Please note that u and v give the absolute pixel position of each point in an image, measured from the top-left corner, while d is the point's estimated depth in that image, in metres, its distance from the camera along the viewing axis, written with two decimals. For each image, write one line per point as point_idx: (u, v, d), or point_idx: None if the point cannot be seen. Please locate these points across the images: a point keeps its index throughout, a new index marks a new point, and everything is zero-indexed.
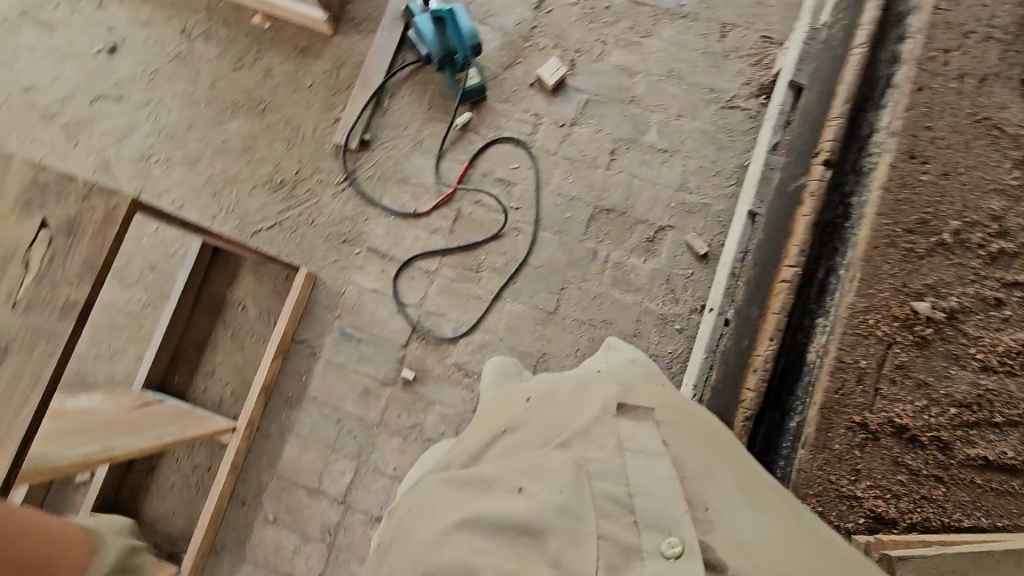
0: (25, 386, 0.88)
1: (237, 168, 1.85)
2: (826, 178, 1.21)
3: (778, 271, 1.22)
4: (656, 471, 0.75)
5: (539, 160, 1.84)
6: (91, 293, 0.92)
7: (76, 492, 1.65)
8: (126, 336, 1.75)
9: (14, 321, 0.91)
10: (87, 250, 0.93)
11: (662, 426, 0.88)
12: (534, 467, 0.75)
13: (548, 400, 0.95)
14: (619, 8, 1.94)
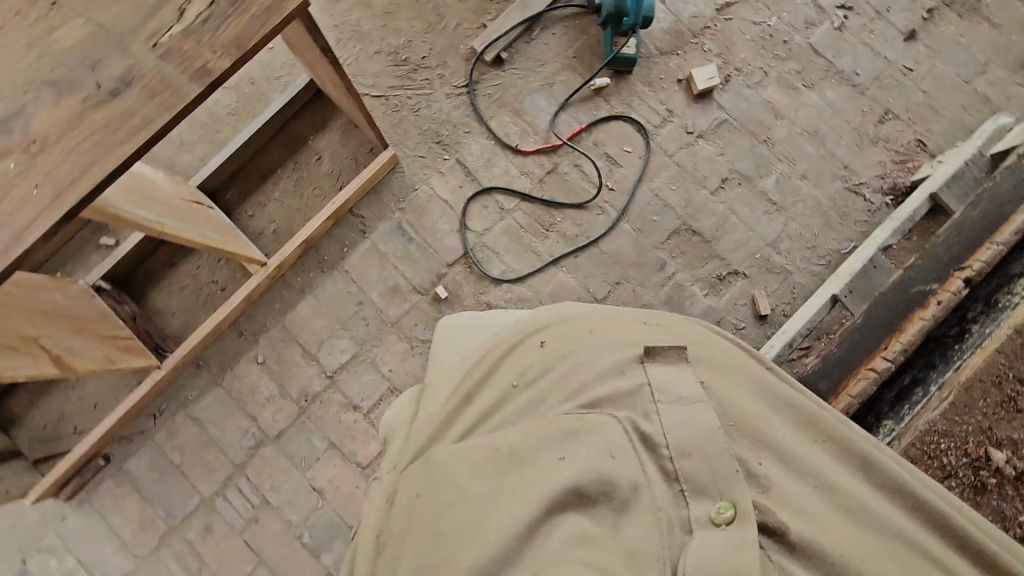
0: (132, 125, 0.86)
1: (369, 26, 1.81)
2: (961, 294, 1.08)
3: (869, 359, 1.09)
4: (690, 419, 0.71)
5: (653, 155, 1.78)
6: (229, 69, 0.89)
7: (96, 252, 1.66)
8: (201, 133, 1.73)
9: (148, 61, 0.88)
10: (243, 26, 0.89)
11: (698, 364, 0.79)
12: (572, 431, 0.71)
13: (570, 340, 0.85)
14: (796, 48, 1.86)
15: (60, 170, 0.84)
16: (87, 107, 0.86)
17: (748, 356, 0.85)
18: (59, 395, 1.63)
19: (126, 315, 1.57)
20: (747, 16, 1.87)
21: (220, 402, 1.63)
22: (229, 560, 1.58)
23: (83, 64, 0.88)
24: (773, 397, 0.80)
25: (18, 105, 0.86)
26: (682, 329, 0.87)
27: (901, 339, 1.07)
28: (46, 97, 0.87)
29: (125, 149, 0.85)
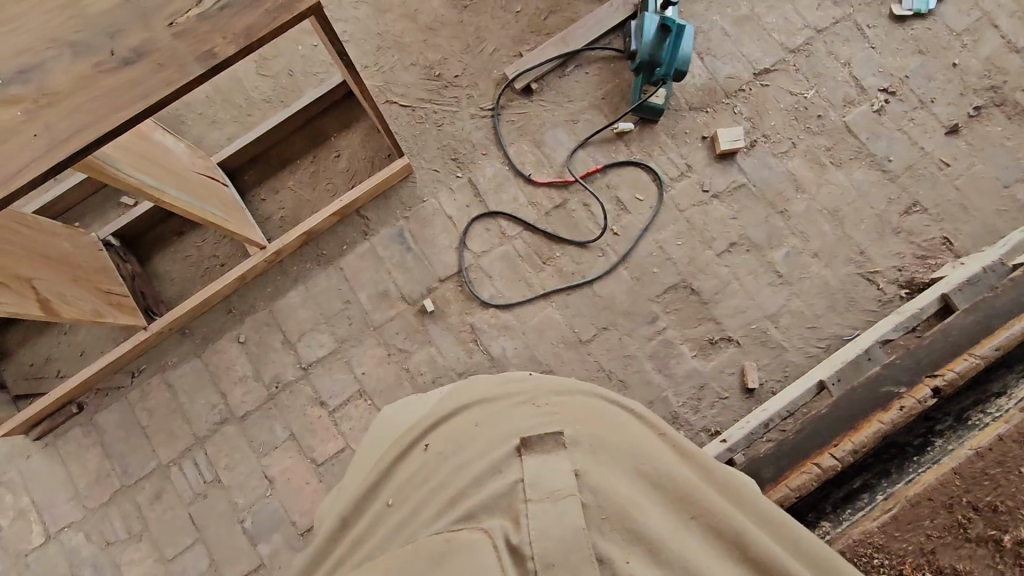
0: (135, 95, 0.91)
1: (410, 39, 1.86)
2: (928, 403, 1.03)
3: (817, 455, 1.05)
4: (560, 520, 0.66)
5: (664, 207, 1.77)
6: (234, 57, 0.94)
7: (113, 209, 1.73)
8: (233, 114, 1.81)
9: (162, 39, 0.93)
10: (255, 20, 0.94)
11: (574, 452, 0.77)
12: (438, 559, 0.65)
13: (455, 439, 0.86)
14: (830, 125, 1.83)
15: (61, 126, 0.90)
16: (98, 71, 0.92)
17: (631, 434, 0.85)
18: (51, 338, 1.70)
19: (125, 274, 1.63)
20: (785, 85, 1.84)
21: (196, 373, 1.67)
22: (171, 530, 1.60)
23: (103, 32, 0.94)
24: (652, 481, 0.78)
25: (38, 61, 0.93)
26: (569, 411, 0.87)
27: (855, 441, 1.02)
28: (63, 57, 0.93)
29: (123, 116, 0.91)
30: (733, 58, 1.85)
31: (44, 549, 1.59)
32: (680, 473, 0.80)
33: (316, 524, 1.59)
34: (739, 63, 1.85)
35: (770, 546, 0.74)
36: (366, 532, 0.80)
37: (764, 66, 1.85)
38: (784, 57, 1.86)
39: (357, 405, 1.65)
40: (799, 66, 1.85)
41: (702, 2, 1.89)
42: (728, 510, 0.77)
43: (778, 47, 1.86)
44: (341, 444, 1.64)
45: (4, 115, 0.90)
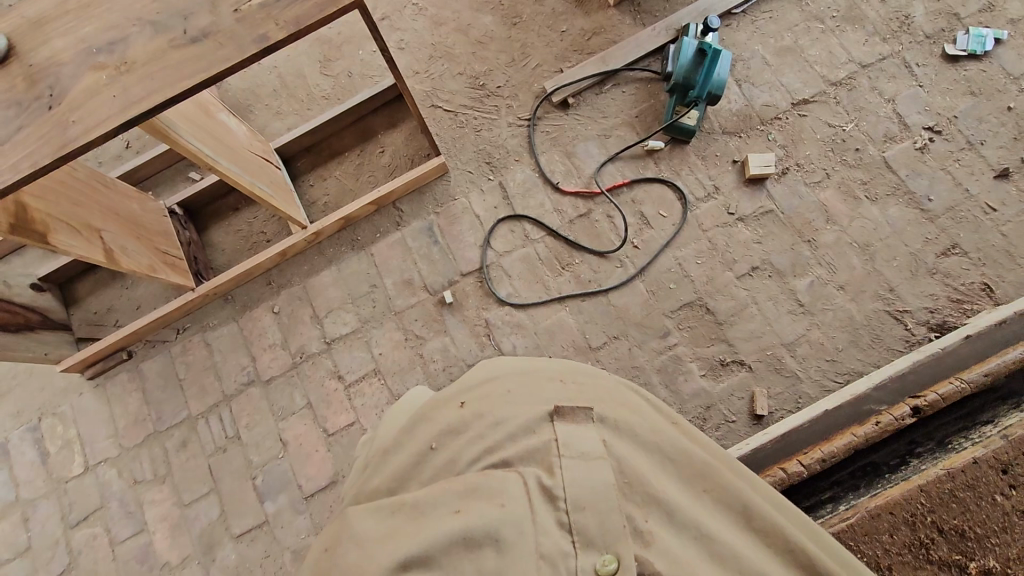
0: (196, 67, 1.11)
1: (460, 50, 2.00)
2: (905, 420, 1.24)
3: (790, 460, 1.27)
4: (589, 477, 0.74)
5: (687, 225, 1.79)
6: (284, 40, 1.12)
7: (182, 183, 1.95)
8: (296, 108, 2.01)
9: (226, 22, 1.13)
10: (305, 10, 1.12)
11: (603, 425, 0.84)
12: (471, 487, 0.74)
13: (487, 400, 0.90)
14: (867, 159, 1.80)
15: (133, 89, 1.11)
16: (170, 46, 1.13)
17: (655, 419, 0.92)
18: (116, 290, 1.92)
19: (184, 239, 1.82)
20: (824, 117, 1.84)
21: (231, 335, 1.82)
22: (191, 477, 1.73)
23: (178, 14, 1.14)
24: (672, 460, 0.85)
25: (124, 35, 1.14)
26: (593, 392, 0.93)
27: (824, 450, 1.25)
28: (145, 33, 1.14)
29: (185, 84, 1.11)
30: (771, 87, 1.87)
31: (80, 479, 1.75)
32: (697, 453, 0.87)
33: (319, 490, 1.68)
34: (776, 92, 1.87)
35: (770, 516, 0.83)
36: (408, 471, 0.86)
37: (803, 96, 1.86)
38: (825, 89, 1.86)
39: (371, 383, 1.75)
40: (840, 99, 1.85)
41: (745, 31, 1.93)
42: (736, 484, 0.85)
43: (819, 79, 1.87)
44: (352, 418, 1.73)
45: (91, 78, 1.12)
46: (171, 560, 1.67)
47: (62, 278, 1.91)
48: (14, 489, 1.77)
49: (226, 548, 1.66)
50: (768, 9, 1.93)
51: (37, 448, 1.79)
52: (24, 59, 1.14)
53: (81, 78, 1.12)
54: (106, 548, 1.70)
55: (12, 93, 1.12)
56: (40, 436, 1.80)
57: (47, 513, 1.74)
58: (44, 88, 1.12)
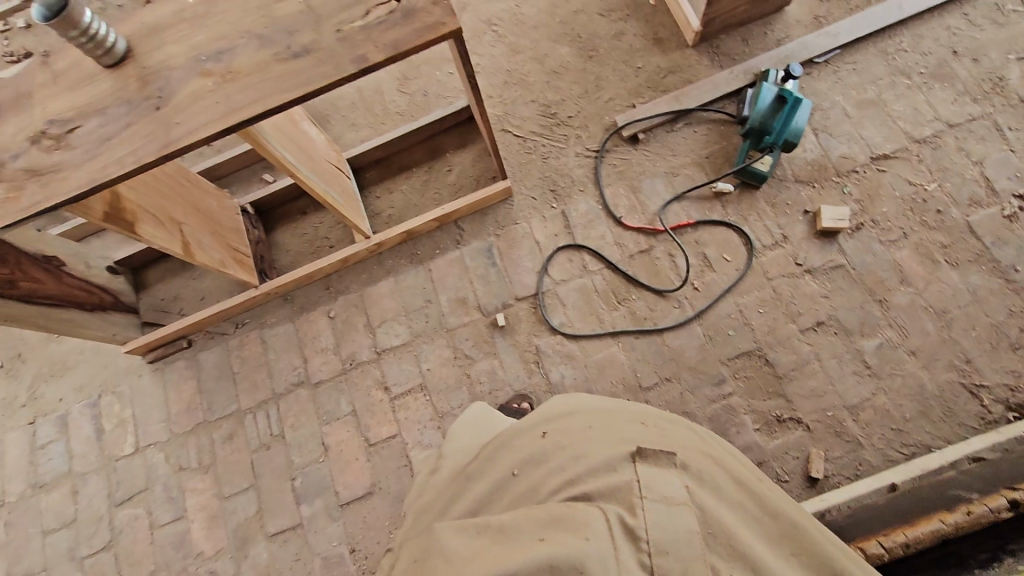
0: (296, 81, 1.17)
1: (534, 78, 2.04)
2: (999, 511, 1.16)
3: (864, 541, 1.23)
4: (672, 522, 0.74)
5: (752, 272, 1.74)
6: (381, 62, 1.16)
7: (257, 184, 2.04)
8: (371, 122, 2.08)
9: (328, 40, 1.18)
10: (403, 34, 1.16)
11: (688, 471, 0.83)
12: (554, 517, 0.75)
13: (570, 434, 0.93)
14: (949, 222, 1.72)
15: (236, 97, 1.17)
16: (274, 59, 1.19)
17: (740, 470, 0.90)
18: (183, 280, 2.01)
19: (253, 238, 1.89)
20: (904, 173, 1.78)
21: (287, 335, 1.86)
22: (233, 470, 1.76)
23: (284, 30, 1.20)
24: (756, 515, 0.84)
25: (232, 45, 1.21)
26: (676, 439, 0.93)
27: (908, 535, 1.18)
28: (251, 45, 1.20)
29: (284, 97, 1.16)
30: (850, 139, 1.82)
31: (130, 459, 1.81)
32: (783, 510, 0.85)
33: (355, 499, 1.68)
34: (855, 145, 1.82)
35: None
36: (490, 494, 0.89)
37: (883, 151, 1.80)
38: (908, 145, 1.80)
39: (416, 397, 1.75)
40: (923, 156, 1.78)
41: (827, 81, 1.89)
42: (829, 548, 0.82)
43: (901, 135, 1.81)
44: (394, 431, 1.73)
45: (198, 83, 1.19)
46: (205, 551, 1.69)
47: (134, 264, 2.00)
48: (68, 461, 1.84)
49: (260, 546, 1.68)
50: (852, 61, 1.90)
51: (93, 424, 1.87)
52: (140, 62, 1.23)
53: (187, 82, 1.20)
54: (145, 530, 1.74)
55: (126, 91, 1.21)
56: (98, 412, 1.88)
57: (95, 488, 1.80)
58: (153, 89, 1.20)
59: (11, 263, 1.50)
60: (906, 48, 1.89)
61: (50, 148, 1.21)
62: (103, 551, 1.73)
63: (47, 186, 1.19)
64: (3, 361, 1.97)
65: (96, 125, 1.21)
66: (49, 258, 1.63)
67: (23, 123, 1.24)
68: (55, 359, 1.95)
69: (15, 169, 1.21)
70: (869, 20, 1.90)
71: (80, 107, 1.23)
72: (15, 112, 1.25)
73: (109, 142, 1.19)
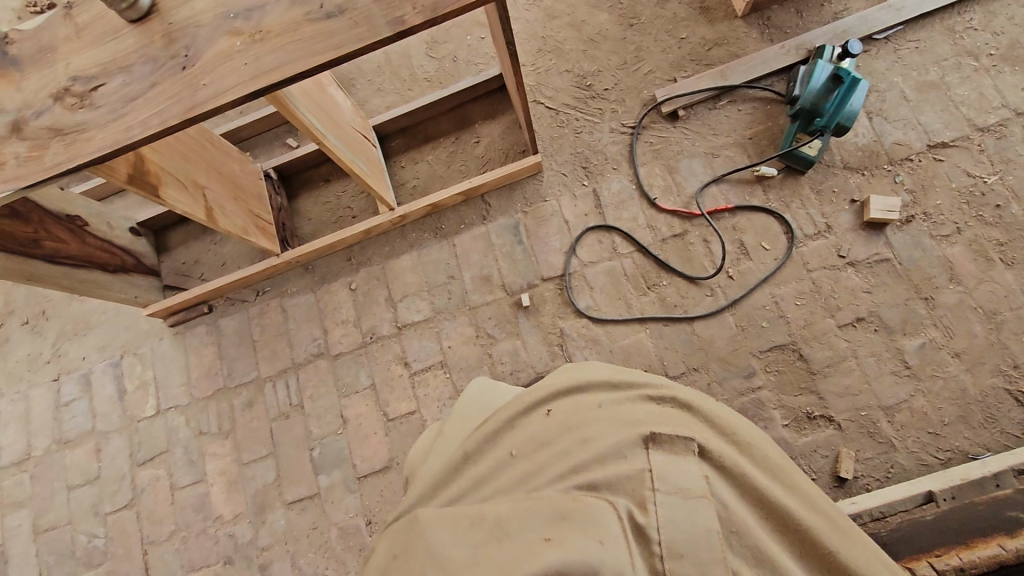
0: (328, 44, 1.10)
1: (570, 47, 1.93)
2: None
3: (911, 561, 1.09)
4: (687, 518, 0.72)
5: (791, 263, 1.66)
6: (418, 25, 1.09)
7: (280, 149, 1.99)
8: (398, 88, 2.00)
9: (363, 0, 1.11)
10: None
11: (707, 461, 0.80)
12: (561, 514, 0.73)
13: (580, 414, 0.89)
14: (1008, 218, 1.61)
15: (265, 59, 1.12)
16: (305, 19, 1.12)
17: (771, 458, 0.85)
18: (205, 245, 1.99)
19: (275, 205, 1.86)
20: (963, 164, 1.66)
21: (308, 304, 1.84)
22: (252, 437, 1.76)
23: None
24: (773, 511, 0.78)
25: (262, 3, 1.15)
26: (696, 421, 0.88)
27: (961, 557, 1.02)
28: (282, 3, 1.14)
29: (314, 60, 1.10)
30: (907, 124, 1.71)
31: (151, 421, 1.83)
32: (817, 511, 0.80)
33: (373, 472, 1.68)
34: (912, 131, 1.70)
35: None
36: (486, 476, 0.85)
37: (942, 139, 1.68)
38: (970, 134, 1.68)
39: (436, 374, 1.73)
40: (985, 146, 1.66)
41: (886, 60, 1.76)
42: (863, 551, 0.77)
43: (963, 122, 1.69)
44: (413, 407, 1.71)
45: (226, 42, 1.14)
46: (224, 514, 1.72)
47: (156, 225, 1.98)
48: (91, 419, 1.86)
49: (278, 513, 1.69)
50: (916, 39, 1.76)
51: (116, 384, 1.88)
52: (165, 18, 1.17)
53: (215, 42, 1.14)
54: (166, 491, 1.76)
55: (151, 49, 1.16)
56: (121, 373, 1.89)
57: (118, 447, 1.82)
58: (180, 47, 1.15)
59: (35, 223, 1.48)
60: (976, 26, 1.74)
61: (74, 106, 1.18)
62: (125, 508, 1.77)
63: (71, 145, 1.16)
64: (29, 317, 1.99)
65: (121, 84, 1.16)
66: (72, 218, 1.61)
67: (45, 78, 1.20)
68: (78, 318, 1.96)
69: (39, 127, 1.18)
70: None
71: (103, 64, 1.18)
72: (37, 67, 1.21)
73: (133, 103, 1.15)
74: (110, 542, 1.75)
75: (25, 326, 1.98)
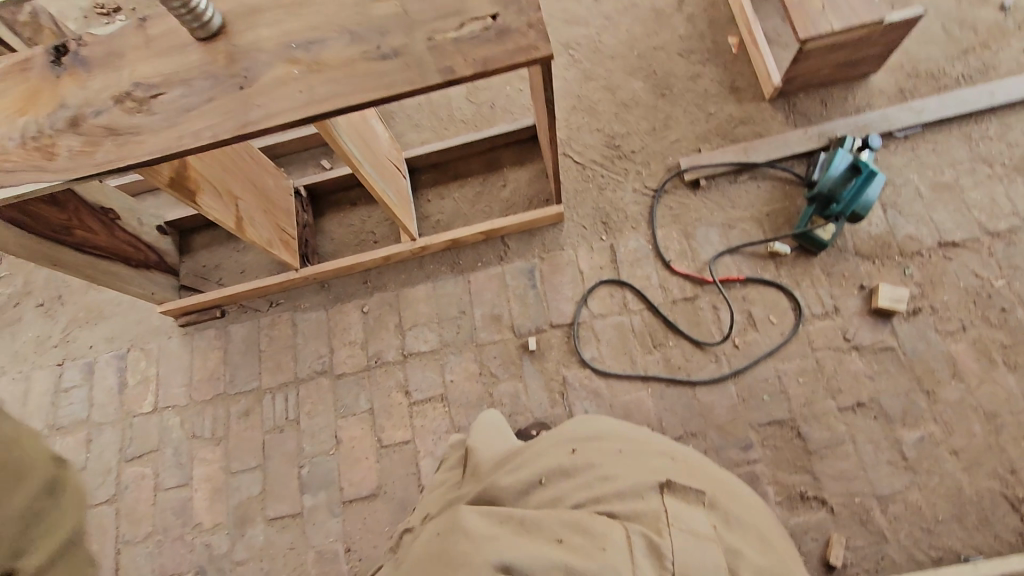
0: (380, 82, 1.17)
1: (602, 108, 2.02)
2: None
3: None
4: (697, 554, 0.75)
5: (796, 340, 1.69)
6: (466, 76, 1.16)
7: (314, 169, 2.06)
8: (434, 126, 2.09)
9: (418, 47, 1.19)
10: (492, 52, 1.16)
11: (715, 514, 0.85)
12: (576, 522, 0.80)
13: (601, 455, 0.96)
14: (1013, 322, 1.64)
15: (319, 89, 1.19)
16: (362, 57, 1.20)
17: (773, 534, 0.90)
18: (227, 251, 2.04)
19: (301, 221, 1.91)
20: (972, 264, 1.71)
21: (319, 321, 1.87)
22: (243, 447, 1.76)
23: (376, 30, 1.21)
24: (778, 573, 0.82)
25: (323, 38, 1.23)
26: (707, 481, 0.94)
27: None
28: (342, 40, 1.22)
29: (366, 95, 1.17)
30: (920, 219, 1.76)
31: (146, 417, 1.83)
32: None
33: (359, 498, 1.67)
34: (924, 227, 1.76)
35: None
36: (511, 495, 0.92)
37: (953, 238, 1.74)
38: (980, 236, 1.73)
39: (435, 407, 1.74)
40: (995, 250, 1.71)
41: (904, 157, 1.84)
42: None
43: (974, 224, 1.74)
44: (408, 436, 1.71)
45: (284, 69, 1.21)
46: (203, 522, 1.70)
47: (184, 227, 2.04)
48: (87, 408, 1.87)
49: (257, 528, 1.67)
50: (933, 141, 1.84)
51: (117, 376, 1.90)
52: (231, 41, 1.25)
53: (274, 67, 1.22)
54: (149, 491, 1.75)
55: (214, 66, 1.24)
56: (124, 365, 1.91)
57: (109, 439, 1.82)
58: (240, 69, 1.23)
59: (70, 211, 1.53)
60: (992, 136, 1.82)
61: (131, 110, 1.24)
62: (106, 503, 1.75)
63: (123, 146, 1.22)
64: (45, 300, 2.02)
65: (179, 95, 1.23)
66: (106, 211, 1.66)
67: (109, 81, 1.27)
68: (92, 307, 1.99)
69: (95, 125, 1.24)
70: (957, 101, 1.84)
71: (166, 75, 1.25)
72: (104, 69, 1.28)
73: (188, 114, 1.22)
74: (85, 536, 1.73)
75: (39, 308, 2.01)
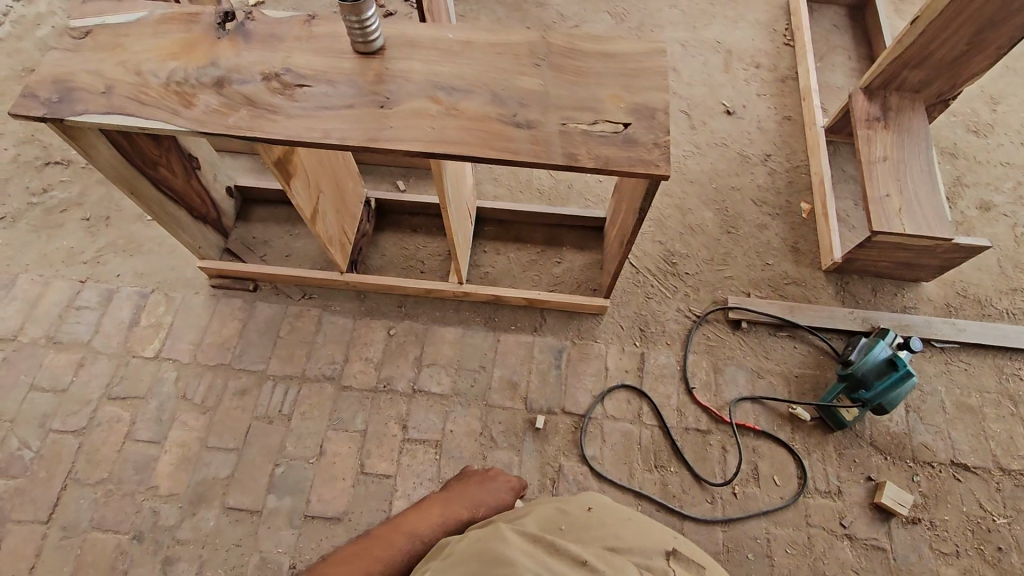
0: (507, 145, 1.26)
1: (669, 224, 2.12)
2: None
3: None
4: None
5: (794, 508, 1.68)
6: (586, 167, 1.24)
7: (389, 186, 2.14)
8: (511, 186, 2.19)
9: (550, 127, 1.28)
10: (615, 155, 1.25)
11: None
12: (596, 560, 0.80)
13: (612, 515, 0.93)
14: (1006, 565, 1.63)
15: (450, 131, 1.27)
16: (496, 118, 1.29)
17: None
18: (280, 231, 2.08)
19: (362, 230, 1.96)
20: (978, 493, 1.72)
21: (345, 328, 1.88)
22: (227, 426, 1.73)
23: (517, 100, 1.31)
24: None
25: (467, 89, 1.32)
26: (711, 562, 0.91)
27: None
28: (484, 97, 1.31)
29: (491, 152, 1.25)
30: (939, 432, 1.79)
31: (145, 362, 1.81)
32: None
33: (322, 517, 1.62)
34: (940, 440, 1.78)
35: None
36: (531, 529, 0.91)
37: (966, 461, 1.76)
38: (992, 469, 1.75)
39: (426, 451, 1.71)
40: (1002, 487, 1.73)
41: (936, 367, 1.90)
42: None
43: (989, 455, 1.77)
44: (390, 470, 1.68)
45: (424, 104, 1.31)
46: (160, 486, 1.64)
47: (249, 196, 2.10)
48: (91, 333, 1.85)
49: (211, 512, 1.62)
50: (966, 362, 1.90)
51: (132, 312, 1.89)
52: (384, 63, 1.35)
53: (415, 99, 1.31)
54: (119, 435, 1.70)
55: (361, 79, 1.33)
56: (143, 305, 1.90)
57: (100, 371, 1.79)
58: (385, 90, 1.32)
59: (163, 149, 1.62)
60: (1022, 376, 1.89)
61: (275, 90, 1.32)
62: (72, 434, 1.70)
63: (256, 119, 1.29)
64: (93, 216, 2.05)
65: (322, 92, 1.32)
66: (191, 159, 1.76)
67: (263, 58, 1.36)
68: (135, 239, 2.01)
69: (237, 91, 1.32)
70: (998, 333, 1.92)
71: (317, 71, 1.35)
72: (262, 46, 1.38)
73: (325, 111, 1.30)
74: (37, 460, 1.67)
75: (84, 222, 2.04)
